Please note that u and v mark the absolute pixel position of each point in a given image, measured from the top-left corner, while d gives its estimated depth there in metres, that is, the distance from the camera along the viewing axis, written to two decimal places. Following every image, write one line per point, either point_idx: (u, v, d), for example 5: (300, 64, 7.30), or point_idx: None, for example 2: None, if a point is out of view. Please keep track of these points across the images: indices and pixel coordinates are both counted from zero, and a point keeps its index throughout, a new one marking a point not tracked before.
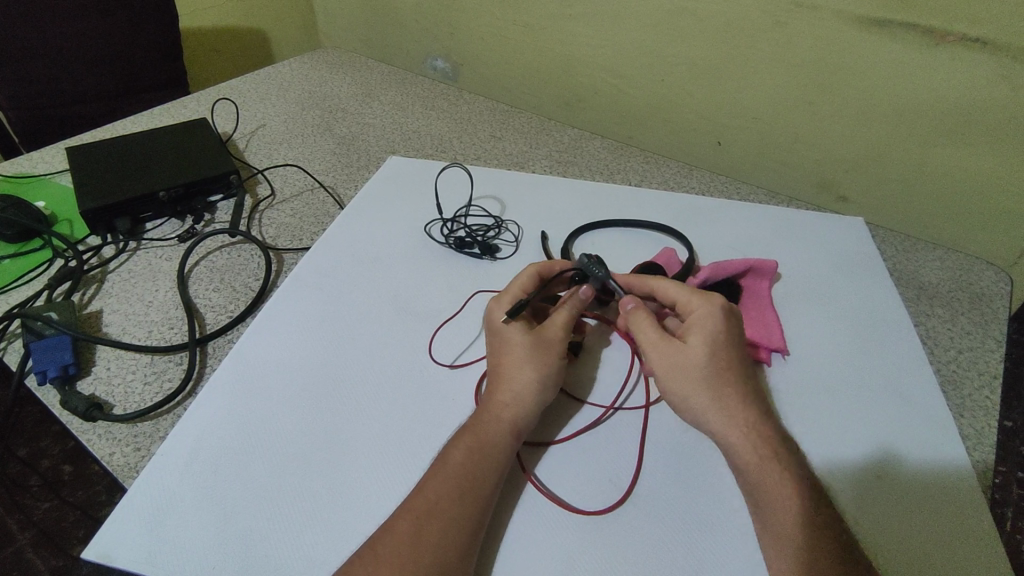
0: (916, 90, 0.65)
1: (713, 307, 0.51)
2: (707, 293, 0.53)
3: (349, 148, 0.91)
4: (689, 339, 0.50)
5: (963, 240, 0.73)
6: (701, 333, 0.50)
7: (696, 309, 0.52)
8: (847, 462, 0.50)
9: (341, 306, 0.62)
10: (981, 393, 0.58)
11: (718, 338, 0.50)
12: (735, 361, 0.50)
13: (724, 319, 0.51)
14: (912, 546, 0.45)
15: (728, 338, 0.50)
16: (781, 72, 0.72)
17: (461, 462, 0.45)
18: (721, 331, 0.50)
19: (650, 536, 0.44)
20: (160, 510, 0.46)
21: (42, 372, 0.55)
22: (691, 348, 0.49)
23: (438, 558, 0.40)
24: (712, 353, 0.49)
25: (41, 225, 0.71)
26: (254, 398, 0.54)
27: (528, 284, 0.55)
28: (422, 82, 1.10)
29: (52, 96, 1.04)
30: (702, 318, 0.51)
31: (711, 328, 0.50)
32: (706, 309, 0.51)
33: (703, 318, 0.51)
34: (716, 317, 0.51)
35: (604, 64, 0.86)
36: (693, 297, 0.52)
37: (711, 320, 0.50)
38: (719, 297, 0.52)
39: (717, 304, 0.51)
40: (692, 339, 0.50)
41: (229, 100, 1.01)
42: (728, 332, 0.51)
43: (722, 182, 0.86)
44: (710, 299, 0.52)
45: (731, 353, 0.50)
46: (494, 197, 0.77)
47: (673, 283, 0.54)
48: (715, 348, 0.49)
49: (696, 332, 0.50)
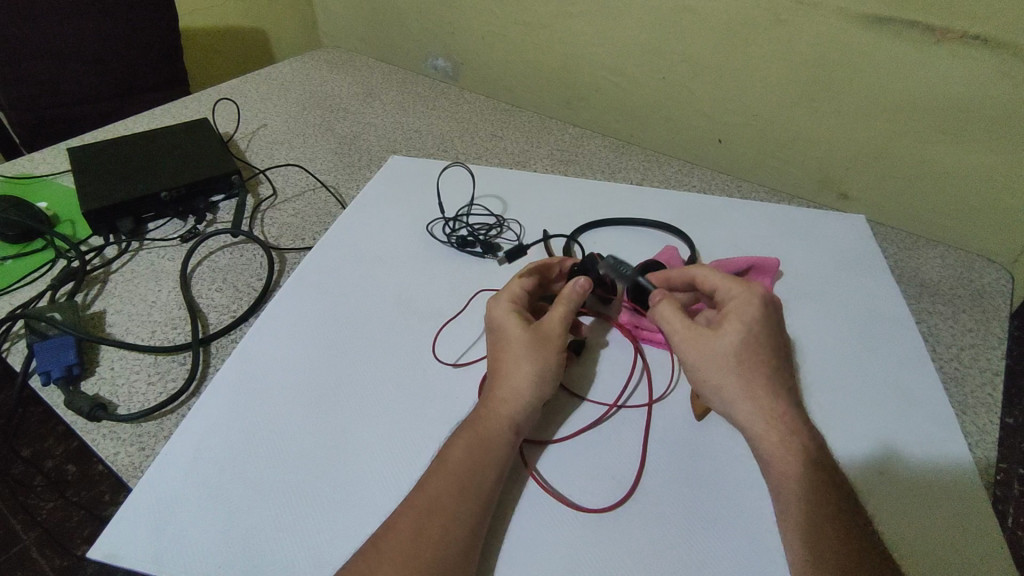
0: (918, 88, 0.65)
1: (753, 298, 0.50)
2: (751, 283, 0.51)
3: (350, 148, 0.91)
4: (723, 330, 0.49)
5: (964, 237, 0.73)
6: (737, 325, 0.49)
7: (735, 299, 0.51)
8: (851, 459, 0.50)
9: (343, 306, 0.62)
10: (984, 390, 0.58)
11: (755, 331, 0.49)
12: (767, 354, 0.49)
13: (763, 311, 0.50)
14: (915, 543, 0.45)
15: (766, 331, 0.49)
16: (783, 70, 0.72)
17: (461, 458, 0.45)
18: (758, 325, 0.49)
19: (654, 533, 0.44)
20: (165, 510, 0.47)
21: (46, 373, 0.55)
22: (723, 339, 0.49)
23: (440, 555, 0.40)
24: (744, 346, 0.48)
25: (44, 226, 0.71)
26: (258, 398, 0.54)
27: (526, 283, 0.56)
28: (423, 81, 1.10)
29: (53, 97, 1.04)
30: (738, 306, 0.50)
31: (749, 320, 0.49)
32: (746, 297, 0.50)
33: (741, 309, 0.50)
34: (755, 309, 0.50)
35: (605, 63, 0.86)
36: (735, 287, 0.51)
37: (748, 308, 0.49)
38: (763, 289, 0.50)
39: (758, 297, 0.50)
40: (726, 330, 0.49)
41: (230, 100, 1.01)
42: (766, 325, 0.49)
43: (723, 181, 0.86)
44: (752, 289, 0.51)
45: (765, 346, 0.49)
46: (496, 196, 0.77)
47: (717, 271, 0.53)
48: (748, 337, 0.49)
49: (732, 323, 0.49)
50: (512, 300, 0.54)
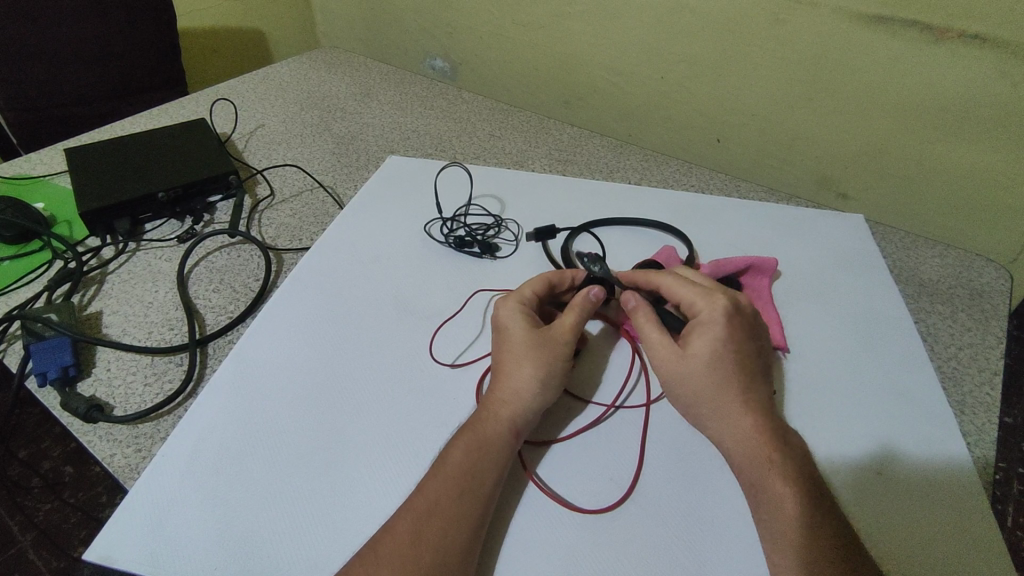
0: (917, 88, 0.65)
1: (716, 310, 0.51)
2: (713, 293, 0.53)
3: (348, 148, 0.91)
4: (691, 343, 0.50)
5: (962, 237, 0.73)
6: (704, 337, 0.50)
7: (700, 312, 0.52)
8: (849, 460, 0.50)
9: (341, 306, 0.62)
10: (982, 390, 0.58)
11: (722, 342, 0.50)
12: (740, 363, 0.50)
13: (727, 321, 0.51)
14: (914, 543, 0.45)
15: (734, 341, 0.50)
16: (781, 70, 0.72)
17: (460, 461, 0.45)
18: (726, 335, 0.50)
19: (652, 534, 0.44)
20: (161, 511, 0.46)
21: (42, 374, 0.55)
22: (693, 353, 0.50)
23: (438, 558, 0.40)
24: (714, 358, 0.49)
25: (40, 226, 0.70)
26: (255, 399, 0.54)
27: (535, 287, 0.55)
28: (421, 81, 1.09)
29: (50, 98, 1.04)
30: (706, 323, 0.51)
31: (715, 332, 0.50)
32: (712, 314, 0.51)
33: (707, 321, 0.51)
34: (720, 320, 0.51)
35: (603, 62, 0.86)
36: (698, 298, 0.52)
37: (715, 326, 0.50)
38: (725, 298, 0.52)
39: (721, 307, 0.51)
40: (695, 343, 0.50)
41: (228, 100, 1.01)
42: (734, 335, 0.50)
43: (722, 180, 0.86)
44: (715, 300, 0.52)
45: (736, 356, 0.50)
46: (493, 196, 0.77)
47: (679, 282, 0.54)
48: (717, 355, 0.50)
49: (699, 337, 0.50)
50: (519, 303, 0.54)
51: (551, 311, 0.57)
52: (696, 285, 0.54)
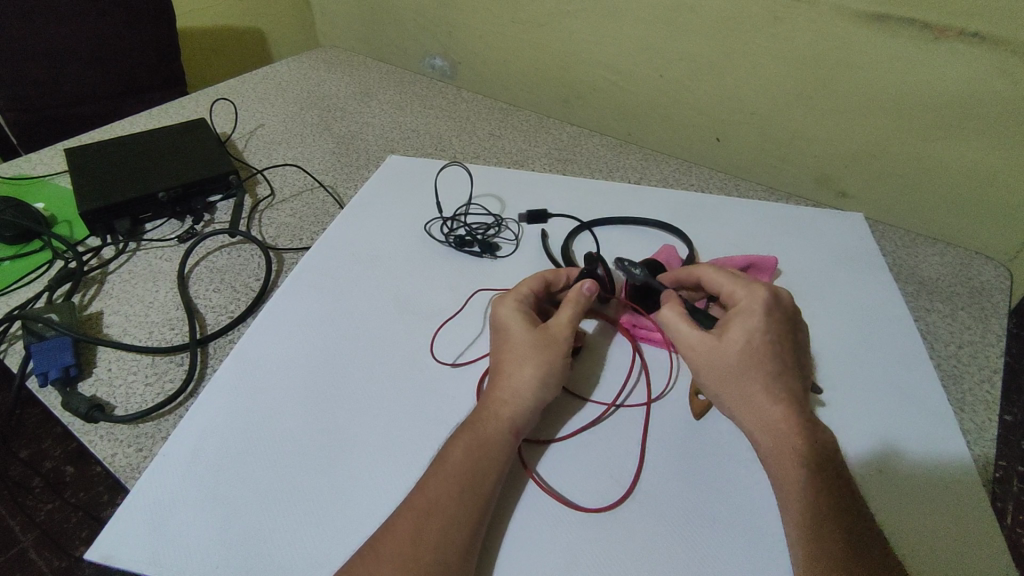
0: (916, 86, 0.65)
1: (755, 299, 0.49)
2: (754, 284, 0.51)
3: (348, 148, 0.91)
4: (726, 332, 0.49)
5: (963, 235, 0.73)
6: (741, 325, 0.49)
7: (739, 301, 0.50)
8: (850, 458, 0.50)
9: (342, 305, 0.62)
10: (982, 388, 0.58)
11: (760, 331, 0.48)
12: (776, 353, 0.48)
13: (768, 311, 0.49)
14: (914, 541, 0.45)
15: (773, 329, 0.49)
16: (781, 68, 0.72)
17: (460, 461, 0.45)
18: (764, 324, 0.48)
19: (653, 533, 0.44)
20: (163, 510, 0.47)
21: (43, 374, 0.55)
22: (728, 341, 0.48)
23: (439, 557, 0.40)
24: (749, 347, 0.48)
25: (41, 227, 0.71)
26: (256, 399, 0.54)
27: (533, 285, 0.55)
28: (421, 81, 1.09)
29: (49, 98, 1.04)
30: (743, 312, 0.49)
31: (753, 320, 0.49)
32: (749, 302, 0.50)
33: (746, 310, 0.49)
34: (759, 310, 0.49)
35: (603, 61, 0.86)
36: (737, 287, 0.51)
37: (752, 314, 0.49)
38: (766, 288, 0.50)
39: (760, 296, 0.49)
40: (730, 332, 0.49)
41: (228, 100, 1.01)
42: (773, 325, 0.49)
43: (722, 179, 0.86)
44: (755, 290, 0.50)
45: (773, 346, 0.48)
46: (493, 195, 0.77)
47: (719, 273, 0.53)
48: (752, 343, 0.48)
49: (735, 325, 0.49)
50: (518, 301, 0.54)
51: (551, 309, 0.57)
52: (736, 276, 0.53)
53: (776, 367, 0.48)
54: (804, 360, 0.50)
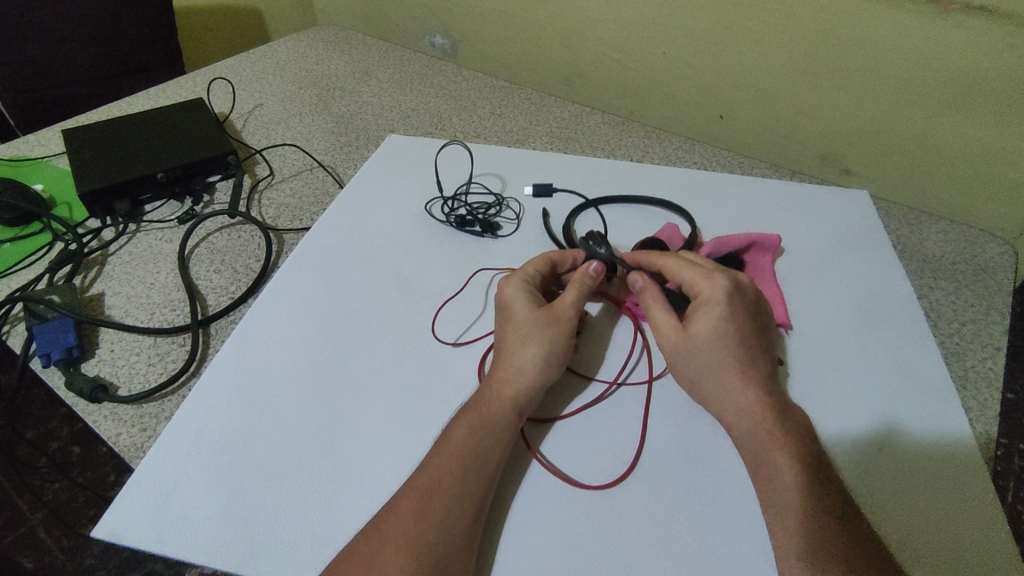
0: (922, 61, 0.64)
1: (717, 289, 0.50)
2: (714, 273, 0.51)
3: (347, 127, 0.90)
4: (693, 323, 0.50)
5: (968, 212, 0.72)
6: (707, 316, 0.49)
7: (700, 291, 0.51)
8: (852, 435, 0.50)
9: (342, 285, 0.62)
10: (985, 365, 0.58)
11: (724, 321, 0.49)
12: (742, 342, 0.49)
13: (728, 300, 0.50)
14: (913, 517, 0.45)
15: (737, 319, 0.49)
16: (786, 44, 0.71)
17: (463, 441, 0.45)
18: (727, 315, 0.49)
19: (654, 510, 0.44)
20: (166, 489, 0.47)
21: (46, 355, 0.56)
22: (694, 334, 0.49)
23: (442, 535, 0.40)
24: (716, 337, 0.49)
25: (40, 208, 0.70)
26: (258, 379, 0.54)
27: (538, 265, 0.55)
28: (420, 59, 1.08)
29: (48, 79, 1.03)
30: (708, 303, 0.50)
31: (715, 312, 0.49)
32: (713, 294, 0.50)
33: (708, 301, 0.50)
34: (721, 300, 0.50)
35: (604, 38, 0.85)
36: (698, 278, 0.51)
37: (717, 306, 0.49)
38: (725, 277, 0.50)
39: (722, 287, 0.50)
40: (696, 323, 0.50)
41: (225, 79, 1.00)
42: (735, 315, 0.49)
43: (724, 157, 0.85)
44: (715, 279, 0.51)
45: (738, 335, 0.49)
46: (494, 174, 0.76)
47: (680, 260, 0.53)
48: (719, 335, 0.49)
49: (699, 317, 0.50)
50: (524, 281, 0.54)
51: (553, 291, 0.57)
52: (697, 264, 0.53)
53: (744, 354, 0.48)
54: (770, 345, 0.51)
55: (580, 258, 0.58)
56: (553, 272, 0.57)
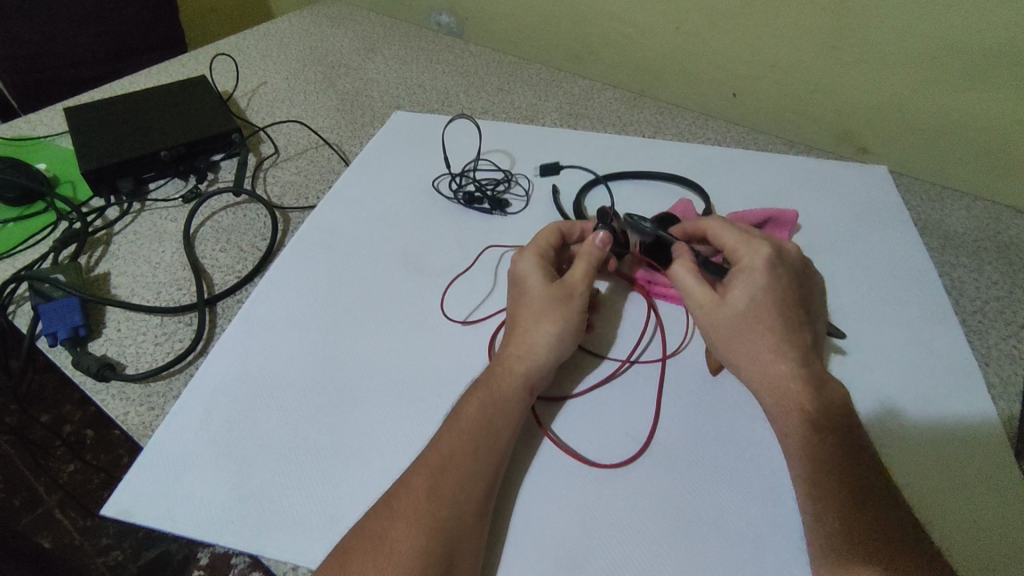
0: (946, 31, 0.62)
1: (757, 257, 0.48)
2: (756, 240, 0.49)
3: (352, 105, 0.89)
4: (731, 292, 0.48)
5: (991, 188, 0.70)
6: (745, 285, 0.47)
7: (741, 259, 0.49)
8: (872, 413, 0.49)
9: (349, 264, 0.61)
10: (1008, 344, 0.57)
11: (764, 291, 0.47)
12: (782, 311, 0.47)
13: (771, 269, 0.47)
14: (936, 498, 0.44)
15: (779, 288, 0.47)
16: (804, 14, 0.68)
17: (474, 417, 0.44)
18: (768, 283, 0.47)
19: (668, 489, 0.44)
20: (175, 469, 0.47)
21: (52, 334, 0.55)
22: (730, 302, 0.48)
23: (453, 511, 0.40)
24: (754, 306, 0.47)
25: (43, 187, 0.69)
26: (265, 358, 0.53)
27: (549, 238, 0.54)
28: (425, 36, 1.06)
29: (51, 60, 1.01)
30: (748, 269, 0.48)
31: (754, 279, 0.47)
32: (753, 261, 0.48)
33: (748, 268, 0.48)
34: (762, 267, 0.47)
35: (614, 11, 0.82)
36: (739, 245, 0.49)
37: (756, 274, 0.47)
38: (768, 246, 0.48)
39: (763, 255, 0.48)
40: (734, 292, 0.48)
41: (228, 56, 0.98)
42: (777, 285, 0.47)
43: (738, 133, 0.82)
44: (757, 247, 0.48)
45: (778, 306, 0.47)
46: (503, 151, 0.74)
47: (724, 226, 0.51)
48: (756, 303, 0.47)
49: (738, 285, 0.48)
50: (538, 255, 0.52)
51: (562, 264, 0.56)
52: (742, 230, 0.50)
53: (785, 323, 0.46)
54: (813, 316, 0.49)
55: (589, 230, 0.56)
56: (563, 245, 0.56)
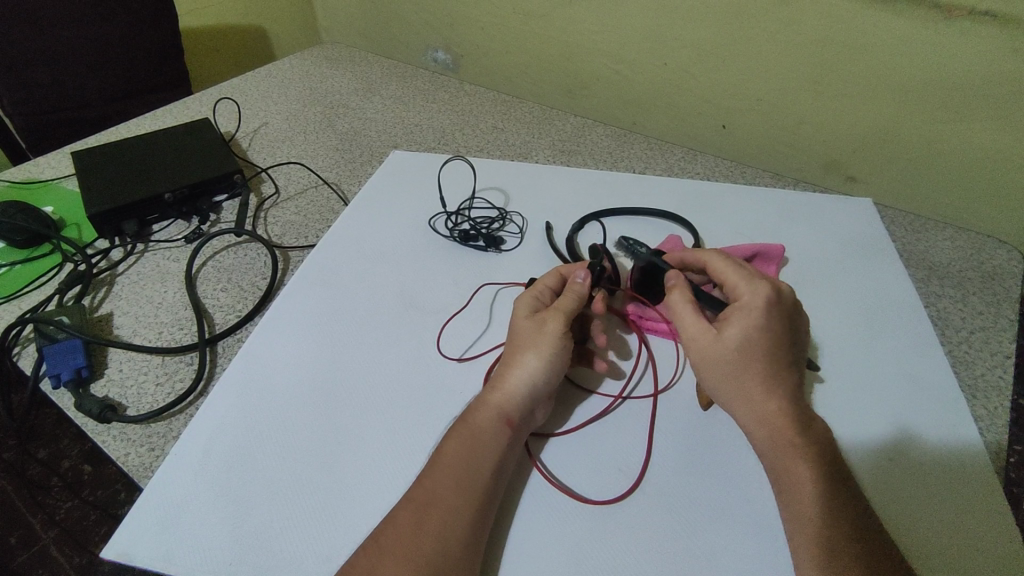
0: (924, 69, 0.64)
1: (757, 296, 0.49)
2: (756, 279, 0.50)
3: (351, 144, 0.91)
4: (727, 328, 0.49)
5: (974, 219, 0.72)
6: (740, 323, 0.48)
7: (741, 296, 0.50)
8: (864, 446, 0.49)
9: (347, 303, 0.62)
10: (994, 373, 0.58)
11: (759, 329, 0.48)
12: (774, 350, 0.48)
13: (767, 309, 0.48)
14: (932, 532, 0.45)
15: (772, 328, 0.48)
16: (787, 53, 0.71)
17: (456, 453, 0.45)
18: (763, 323, 0.48)
19: (663, 525, 0.44)
20: (174, 510, 0.47)
21: (56, 375, 0.56)
22: (726, 338, 0.48)
23: (439, 546, 0.40)
24: (747, 344, 0.47)
25: (49, 230, 0.71)
26: (265, 396, 0.54)
27: (547, 279, 0.56)
28: (423, 75, 1.09)
29: (59, 102, 1.04)
30: (747, 307, 0.49)
31: (752, 318, 0.48)
32: (752, 300, 0.49)
33: (746, 307, 0.49)
34: (758, 308, 0.48)
35: (606, 50, 0.85)
36: (741, 281, 0.50)
37: (755, 313, 0.48)
38: (768, 286, 0.49)
39: (763, 294, 0.49)
40: (730, 329, 0.48)
41: (231, 99, 1.01)
42: (771, 324, 0.48)
43: (727, 167, 0.85)
44: (758, 286, 0.50)
45: (771, 345, 0.48)
46: (497, 189, 0.76)
47: (728, 262, 0.52)
48: (751, 342, 0.48)
49: (733, 322, 0.48)
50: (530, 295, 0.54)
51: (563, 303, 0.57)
52: (743, 269, 0.52)
53: (774, 362, 0.47)
54: (799, 353, 0.50)
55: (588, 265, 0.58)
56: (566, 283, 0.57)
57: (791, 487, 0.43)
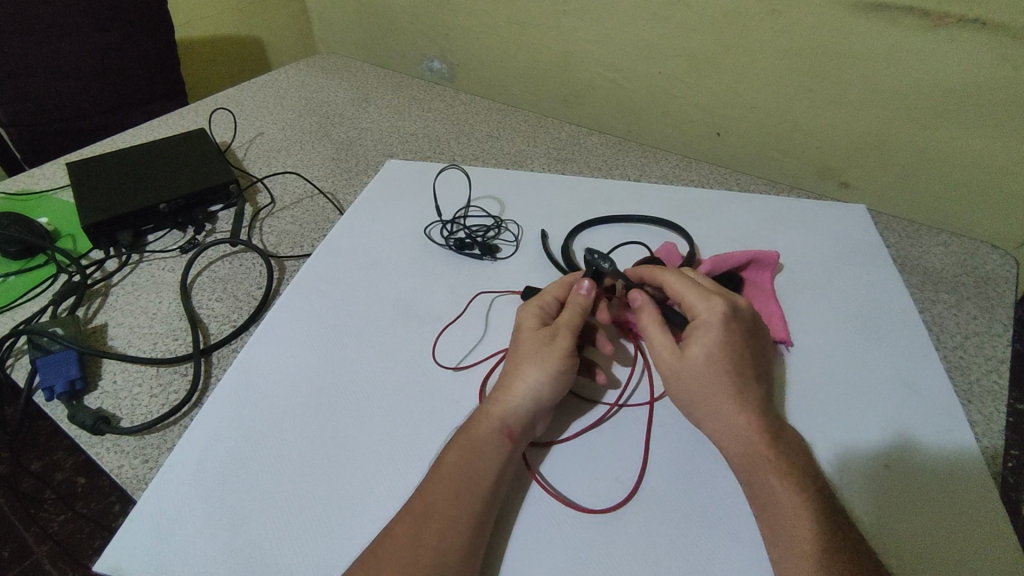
0: (915, 76, 0.65)
1: (712, 313, 0.50)
2: (711, 295, 0.51)
3: (347, 153, 0.91)
4: (690, 347, 0.49)
5: (967, 225, 0.72)
6: (700, 341, 0.49)
7: (697, 314, 0.51)
8: (861, 452, 0.49)
9: (343, 312, 0.62)
10: (989, 378, 0.58)
11: (719, 345, 0.49)
12: (736, 365, 0.49)
13: (724, 323, 0.50)
14: (929, 538, 0.44)
15: (731, 343, 0.49)
16: (780, 60, 0.72)
17: (455, 464, 0.45)
18: (722, 338, 0.49)
19: (660, 534, 0.44)
20: (167, 522, 0.47)
21: (49, 388, 0.56)
22: (690, 356, 0.49)
23: (436, 557, 0.40)
24: (710, 362, 0.48)
25: (44, 241, 0.71)
26: (260, 407, 0.54)
27: (558, 291, 0.55)
28: (418, 84, 1.10)
29: (54, 113, 1.04)
30: (704, 324, 0.50)
31: (711, 335, 0.49)
32: (709, 318, 0.50)
33: (704, 324, 0.50)
34: (716, 323, 0.49)
35: (600, 58, 0.86)
36: (695, 299, 0.51)
37: (713, 330, 0.49)
38: (723, 301, 0.50)
39: (719, 309, 0.50)
40: (692, 347, 0.49)
41: (226, 109, 1.01)
42: (731, 340, 0.49)
43: (721, 174, 0.86)
44: (714, 303, 0.50)
45: (732, 360, 0.49)
46: (492, 197, 0.77)
47: (680, 279, 0.53)
48: (711, 358, 0.49)
49: (695, 340, 0.49)
50: (540, 308, 0.54)
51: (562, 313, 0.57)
52: (697, 285, 0.52)
53: (741, 376, 0.48)
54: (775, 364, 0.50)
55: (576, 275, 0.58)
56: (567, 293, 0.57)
57: (789, 495, 0.43)
